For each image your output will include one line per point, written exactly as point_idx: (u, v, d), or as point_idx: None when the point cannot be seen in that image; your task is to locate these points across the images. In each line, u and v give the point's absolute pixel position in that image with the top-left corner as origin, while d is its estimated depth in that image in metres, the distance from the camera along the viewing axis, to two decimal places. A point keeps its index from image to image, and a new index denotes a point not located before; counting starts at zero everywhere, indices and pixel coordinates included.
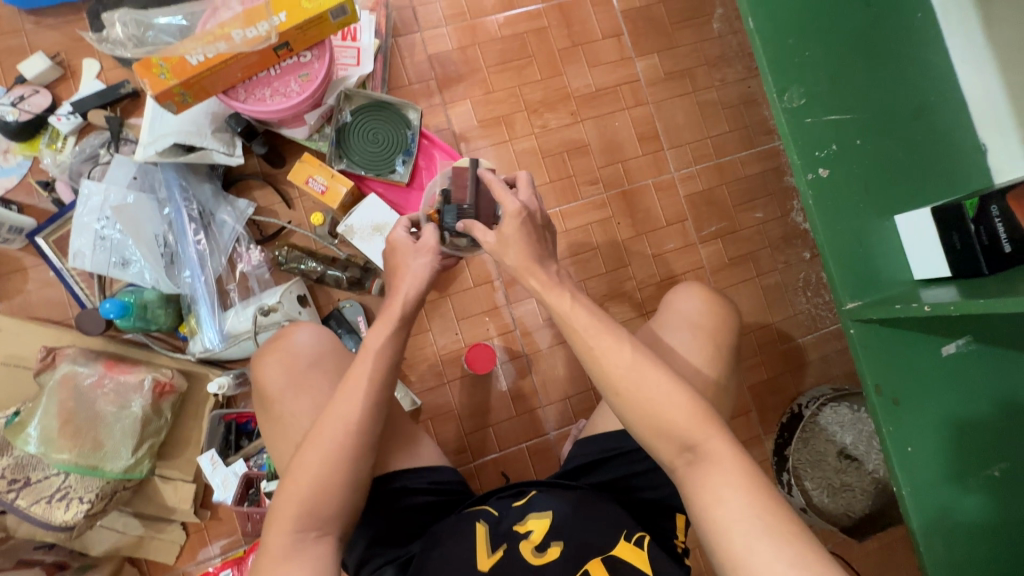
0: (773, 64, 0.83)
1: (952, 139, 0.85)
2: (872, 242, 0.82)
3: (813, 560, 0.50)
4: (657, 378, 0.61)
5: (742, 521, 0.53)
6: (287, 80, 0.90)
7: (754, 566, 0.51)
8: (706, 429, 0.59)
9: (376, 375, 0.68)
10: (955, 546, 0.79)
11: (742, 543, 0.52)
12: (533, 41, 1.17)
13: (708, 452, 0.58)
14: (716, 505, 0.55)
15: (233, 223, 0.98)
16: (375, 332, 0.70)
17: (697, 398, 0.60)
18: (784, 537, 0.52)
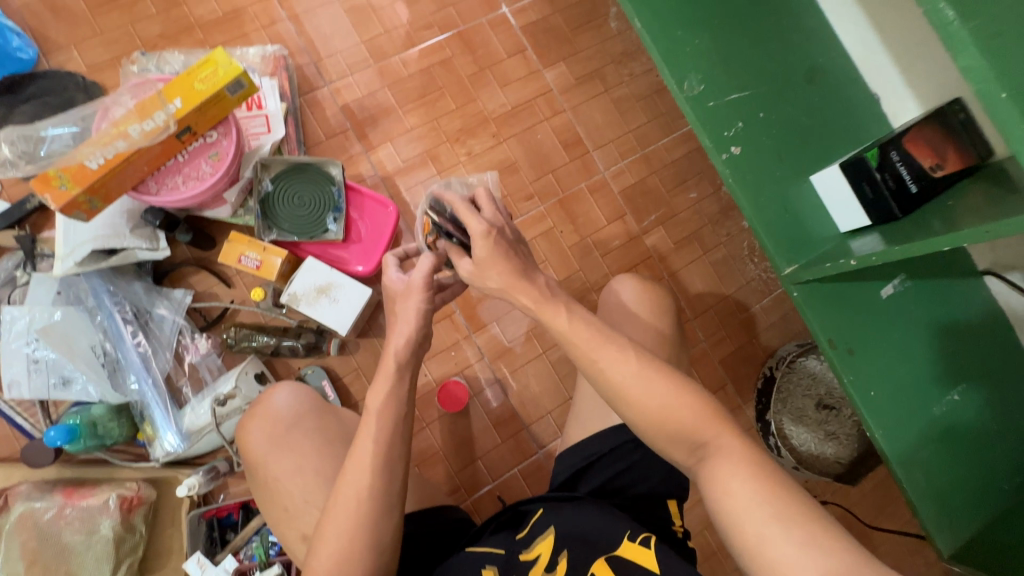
0: (667, 57, 0.86)
1: (846, 94, 0.89)
2: (794, 206, 0.86)
3: (825, 536, 0.49)
4: (634, 382, 0.61)
5: (750, 506, 0.52)
6: (197, 163, 0.89)
7: (769, 551, 0.50)
8: (697, 421, 0.59)
9: (383, 437, 0.64)
10: (934, 474, 0.82)
11: (754, 528, 0.51)
12: (441, 72, 1.18)
13: (710, 445, 0.58)
14: (726, 497, 0.54)
15: (173, 315, 0.95)
16: (375, 389, 0.67)
17: (671, 394, 0.60)
18: (792, 515, 0.51)
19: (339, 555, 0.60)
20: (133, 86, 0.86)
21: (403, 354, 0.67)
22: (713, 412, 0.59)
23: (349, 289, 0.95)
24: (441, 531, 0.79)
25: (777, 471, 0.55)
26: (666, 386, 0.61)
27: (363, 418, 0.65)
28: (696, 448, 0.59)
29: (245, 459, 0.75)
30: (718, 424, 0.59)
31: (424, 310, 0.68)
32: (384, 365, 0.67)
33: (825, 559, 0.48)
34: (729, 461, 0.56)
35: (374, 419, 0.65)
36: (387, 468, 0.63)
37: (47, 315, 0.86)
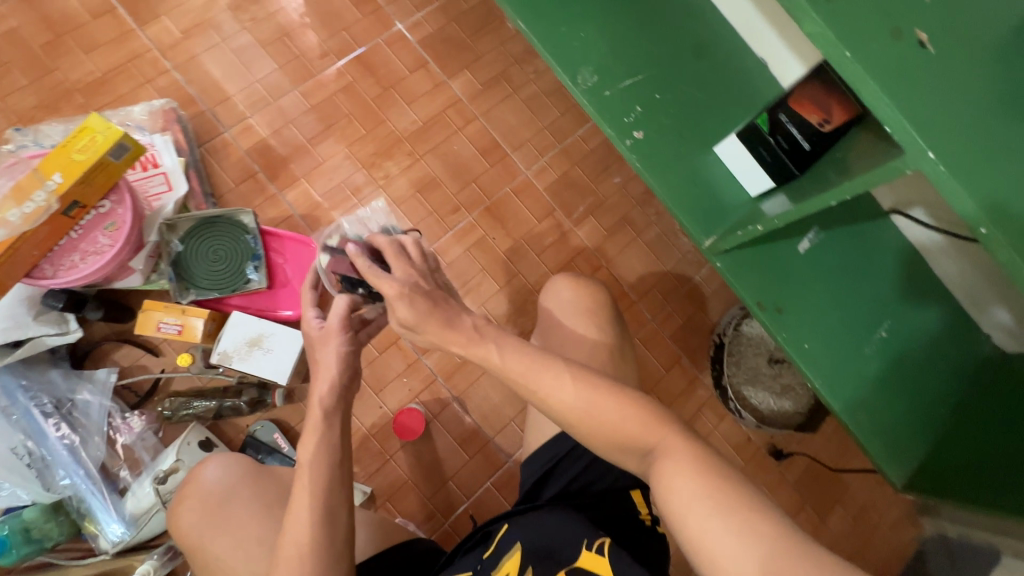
0: (556, 54, 0.87)
1: (735, 63, 0.92)
2: (705, 179, 0.88)
3: (761, 524, 0.49)
4: (562, 392, 0.62)
5: (691, 501, 0.52)
6: (93, 236, 0.84)
7: (709, 542, 0.50)
8: (630, 418, 0.60)
9: (318, 492, 0.62)
10: (876, 412, 0.85)
11: (697, 523, 0.51)
12: (344, 99, 1.16)
13: (647, 442, 0.59)
14: (671, 493, 0.54)
15: (99, 398, 0.90)
16: (304, 444, 0.65)
17: (601, 394, 0.61)
18: (730, 507, 0.51)
19: None
20: (4, 168, 0.81)
21: (329, 400, 0.66)
22: (645, 407, 0.61)
23: (280, 336, 0.92)
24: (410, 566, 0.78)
25: (715, 461, 0.56)
26: (595, 387, 0.62)
27: (295, 476, 0.64)
28: (631, 447, 0.60)
29: (182, 546, 0.74)
30: (647, 419, 0.60)
31: (345, 353, 0.67)
32: (309, 414, 0.66)
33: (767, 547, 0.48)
34: (668, 459, 0.56)
35: (309, 476, 0.63)
36: (329, 524, 0.61)
37: None
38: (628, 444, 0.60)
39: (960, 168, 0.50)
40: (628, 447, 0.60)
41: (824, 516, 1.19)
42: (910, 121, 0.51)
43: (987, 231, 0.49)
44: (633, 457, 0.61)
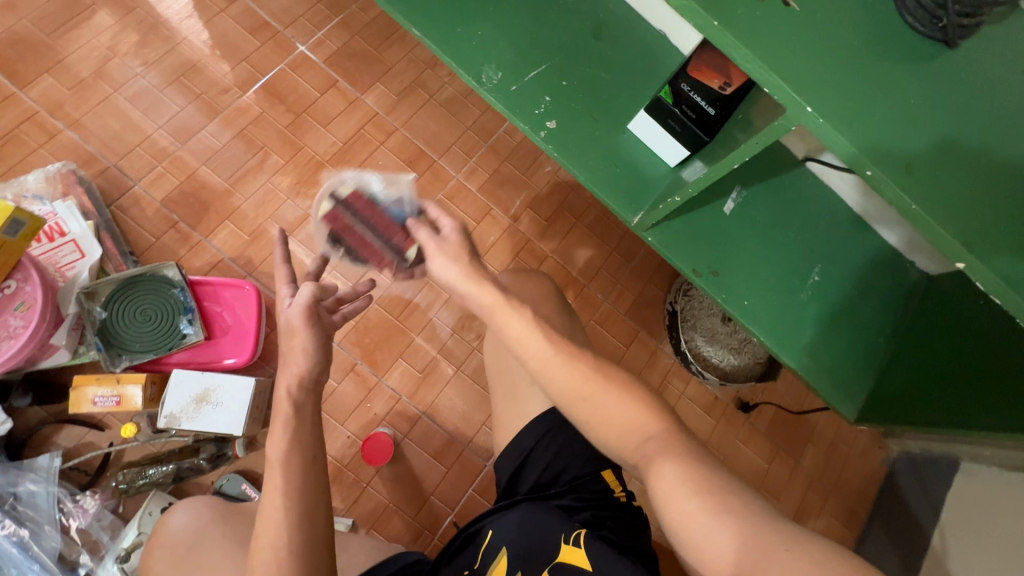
0: (457, 57, 0.86)
1: (635, 38, 0.93)
2: (623, 157, 0.88)
3: (744, 510, 0.49)
4: (550, 368, 0.63)
5: (671, 486, 0.52)
6: (4, 319, 0.79)
7: (686, 525, 0.50)
8: (607, 399, 0.61)
9: (291, 489, 0.60)
10: (820, 354, 0.88)
11: (677, 505, 0.51)
12: (257, 131, 1.12)
13: (636, 424, 0.60)
14: (655, 477, 0.54)
15: (45, 486, 0.85)
16: (272, 442, 0.62)
17: (570, 367, 0.63)
18: (712, 489, 0.51)
19: None
20: None
21: (298, 393, 0.64)
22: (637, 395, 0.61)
23: (229, 386, 0.89)
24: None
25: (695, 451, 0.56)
26: (560, 361, 0.63)
27: (265, 473, 0.61)
28: (625, 431, 0.60)
29: None
30: (634, 405, 0.60)
31: (315, 347, 0.64)
32: (278, 408, 0.63)
33: (749, 532, 0.47)
34: (652, 451, 0.57)
35: (281, 492, 0.60)
36: (301, 567, 0.58)
37: None
38: (613, 430, 0.61)
39: (838, 118, 0.53)
40: (620, 433, 0.60)
41: (798, 457, 1.23)
42: (787, 83, 0.53)
43: (872, 174, 0.52)
44: (616, 442, 0.61)
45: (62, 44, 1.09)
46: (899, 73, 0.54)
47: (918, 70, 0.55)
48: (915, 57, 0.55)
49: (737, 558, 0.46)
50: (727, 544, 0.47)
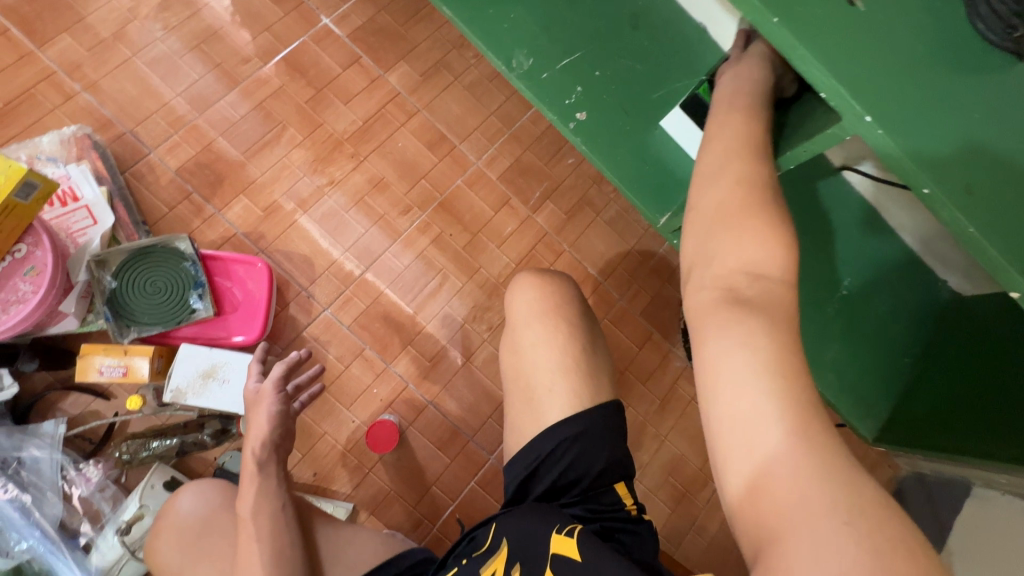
0: (487, 40, 0.83)
1: (674, 30, 0.89)
2: (654, 153, 0.84)
3: (819, 436, 0.39)
4: (712, 158, 0.58)
5: (735, 373, 0.42)
6: (14, 284, 0.78)
7: (744, 422, 0.40)
8: (736, 240, 0.49)
9: (263, 534, 0.66)
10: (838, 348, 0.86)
11: (742, 400, 0.41)
12: (276, 105, 1.09)
13: (766, 262, 0.47)
14: (727, 353, 0.43)
15: (49, 453, 0.85)
16: (244, 496, 0.69)
17: (739, 170, 0.54)
18: (793, 396, 0.40)
19: None
20: None
21: (261, 453, 0.71)
22: (781, 236, 0.48)
23: (236, 364, 0.88)
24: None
25: (794, 335, 0.43)
26: (727, 164, 0.55)
27: (240, 526, 0.67)
28: (762, 275, 0.47)
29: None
30: (770, 239, 0.48)
31: (275, 412, 0.74)
32: (245, 469, 0.70)
33: (815, 456, 0.38)
34: (736, 315, 0.44)
35: (255, 537, 0.66)
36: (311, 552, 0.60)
37: None
38: (715, 259, 0.50)
39: (896, 125, 0.49)
40: (724, 264, 0.49)
41: None
42: (845, 87, 0.49)
43: (930, 192, 0.49)
44: (716, 270, 0.49)
45: (82, 3, 1.06)
46: (964, 86, 0.51)
47: (987, 79, 0.51)
48: (984, 70, 0.51)
49: (793, 484, 0.37)
50: (787, 460, 0.38)
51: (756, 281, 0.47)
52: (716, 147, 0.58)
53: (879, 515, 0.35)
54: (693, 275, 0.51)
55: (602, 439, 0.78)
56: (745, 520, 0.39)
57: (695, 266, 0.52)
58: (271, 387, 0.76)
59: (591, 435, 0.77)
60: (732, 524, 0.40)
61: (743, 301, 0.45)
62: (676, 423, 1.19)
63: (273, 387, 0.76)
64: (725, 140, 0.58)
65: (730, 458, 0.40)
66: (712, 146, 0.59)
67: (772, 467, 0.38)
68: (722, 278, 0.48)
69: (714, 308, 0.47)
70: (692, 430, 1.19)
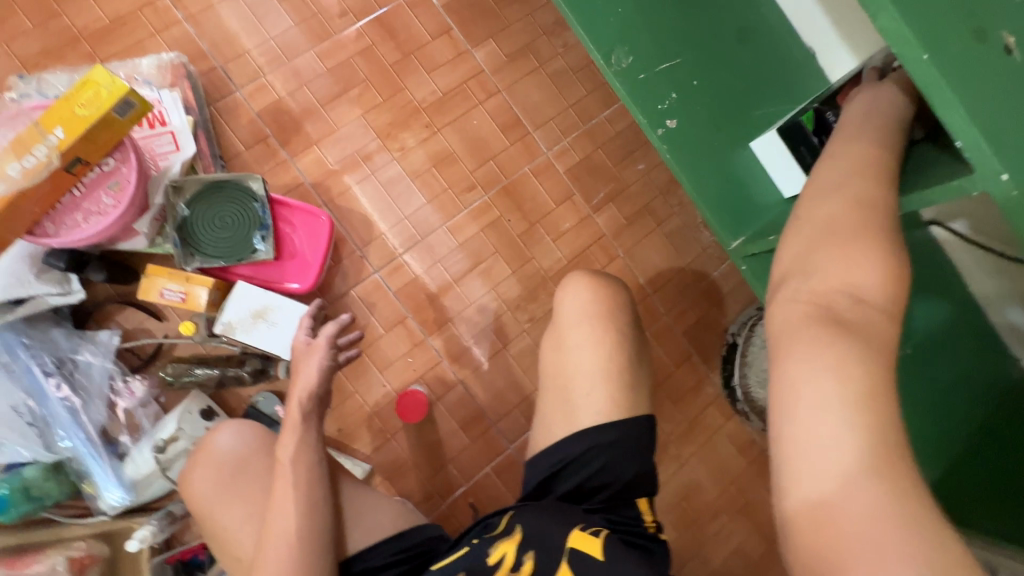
0: (590, 30, 0.80)
1: (779, 51, 0.86)
2: (738, 173, 0.82)
3: (899, 470, 0.40)
4: (831, 175, 0.57)
5: (820, 395, 0.43)
6: (97, 196, 0.81)
7: (822, 442, 0.42)
8: (844, 262, 0.50)
9: (300, 482, 0.68)
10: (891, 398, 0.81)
11: (824, 423, 0.42)
12: (362, 63, 1.10)
13: (871, 289, 0.49)
14: (815, 375, 0.44)
15: (100, 360, 0.89)
16: (284, 442, 0.71)
17: (859, 192, 0.54)
18: (878, 428, 0.41)
19: None
20: (7, 118, 0.77)
21: (307, 403, 0.74)
22: (892, 266, 0.49)
23: (286, 309, 0.90)
24: (409, 555, 0.75)
25: (888, 368, 0.44)
26: (845, 187, 0.55)
27: (276, 472, 0.69)
28: (864, 299, 0.48)
29: (189, 508, 0.72)
30: (879, 271, 0.49)
31: (323, 366, 0.77)
32: (290, 417, 0.73)
33: (891, 490, 0.39)
34: (830, 336, 0.46)
35: (291, 484, 0.67)
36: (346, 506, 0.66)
37: None
38: (818, 277, 0.51)
39: None
40: (826, 283, 0.50)
41: None
42: (990, 143, 0.46)
43: None
44: (815, 287, 0.51)
45: None
46: None
47: None
48: None
49: (860, 508, 0.39)
50: (858, 481, 0.39)
51: (857, 305, 0.48)
52: (833, 164, 0.58)
53: (949, 553, 0.36)
54: (785, 289, 0.53)
55: (635, 451, 0.78)
56: (800, 530, 0.41)
57: (791, 280, 0.53)
58: (321, 339, 0.79)
59: (624, 445, 0.77)
60: (785, 532, 0.42)
61: (840, 321, 0.47)
62: (699, 448, 1.17)
63: (324, 340, 0.79)
64: (848, 162, 0.57)
65: (798, 477, 0.42)
66: (829, 172, 0.58)
67: (844, 491, 0.40)
68: (820, 294, 0.50)
69: (806, 323, 0.48)
70: (714, 459, 1.17)
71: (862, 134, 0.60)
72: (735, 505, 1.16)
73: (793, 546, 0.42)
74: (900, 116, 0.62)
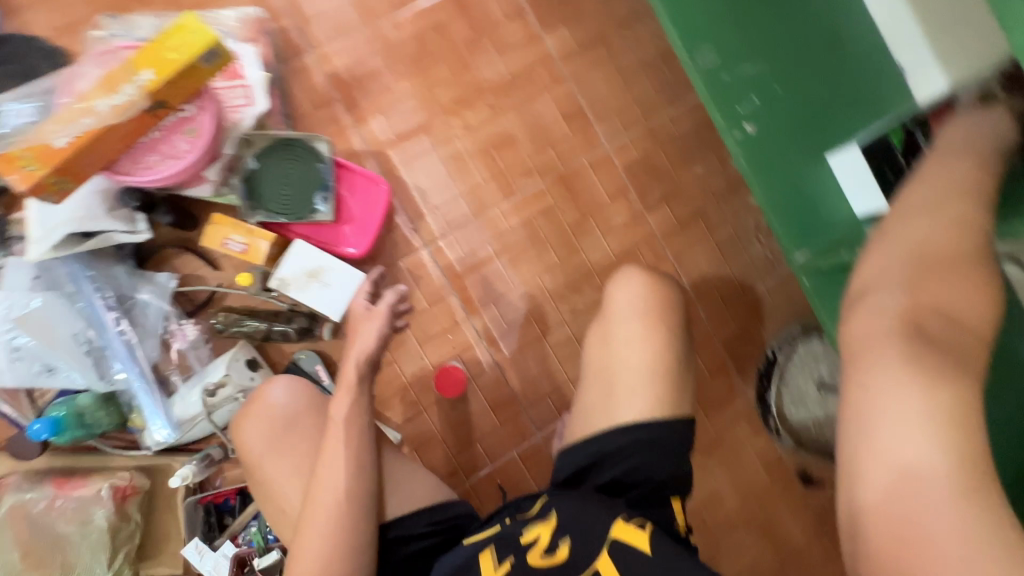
0: (679, 26, 0.79)
1: (869, 63, 0.83)
2: (810, 186, 0.81)
3: (981, 484, 0.41)
4: (923, 193, 0.58)
5: (903, 406, 0.44)
6: (174, 140, 0.83)
7: (903, 452, 0.43)
8: (934, 280, 0.51)
9: (352, 442, 0.70)
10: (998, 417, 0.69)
11: (906, 433, 0.43)
12: (434, 37, 1.10)
13: (959, 309, 0.50)
14: (899, 386, 0.45)
15: (157, 299, 0.91)
16: (338, 402, 0.74)
17: (952, 212, 0.54)
18: (961, 442, 0.42)
19: (323, 558, 0.65)
20: (98, 55, 0.79)
21: (363, 365, 0.77)
22: (979, 289, 0.50)
23: (339, 272, 0.92)
24: (441, 527, 0.76)
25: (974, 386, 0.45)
26: (938, 206, 0.55)
27: (328, 430, 0.71)
28: (955, 320, 0.49)
29: (239, 457, 0.76)
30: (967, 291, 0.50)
31: (383, 332, 0.81)
32: (345, 379, 0.75)
33: (973, 503, 0.40)
34: (916, 351, 0.47)
35: (343, 443, 0.70)
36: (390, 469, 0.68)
37: (25, 302, 0.82)
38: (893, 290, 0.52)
39: None
40: (908, 299, 0.51)
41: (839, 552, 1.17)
42: None
43: None
44: (899, 299, 0.51)
45: None
46: None
47: None
48: None
49: (940, 517, 0.40)
50: (939, 486, 0.41)
51: (945, 322, 0.49)
52: (921, 182, 0.59)
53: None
54: (869, 300, 0.53)
55: (672, 452, 0.77)
56: (875, 529, 0.43)
57: (873, 291, 0.54)
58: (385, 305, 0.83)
59: (662, 445, 0.77)
60: (857, 533, 0.44)
61: (928, 337, 0.48)
62: (724, 459, 1.16)
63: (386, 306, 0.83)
64: (942, 183, 0.57)
65: (874, 482, 0.44)
66: (919, 191, 0.58)
67: (924, 499, 0.41)
68: (908, 307, 0.51)
69: (886, 336, 0.49)
70: (738, 472, 1.16)
71: (959, 156, 0.60)
72: (753, 521, 1.16)
73: (862, 540, 0.44)
74: (1001, 142, 0.62)
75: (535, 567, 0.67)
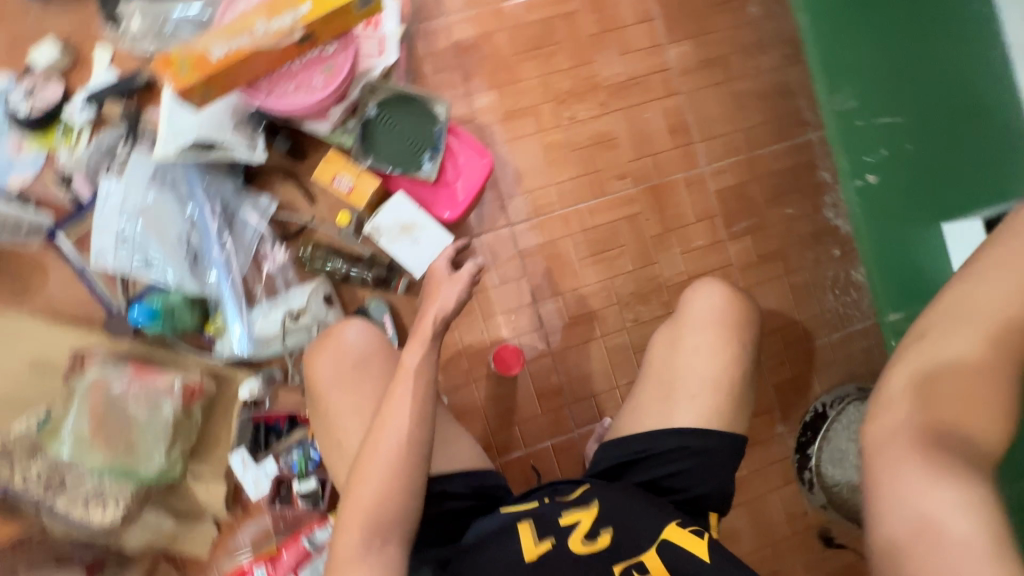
0: (824, 81, 1.04)
1: (1005, 147, 0.94)
2: (911, 244, 0.95)
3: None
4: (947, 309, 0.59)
5: (912, 504, 0.51)
6: (311, 73, 0.86)
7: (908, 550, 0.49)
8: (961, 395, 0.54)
9: (418, 391, 0.72)
10: None
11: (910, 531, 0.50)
12: (561, 26, 1.11)
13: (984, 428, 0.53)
14: (915, 491, 0.51)
15: (257, 222, 0.96)
16: (411, 349, 0.74)
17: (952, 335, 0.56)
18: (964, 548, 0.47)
19: (379, 491, 0.68)
20: None
21: (439, 325, 0.76)
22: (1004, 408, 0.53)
23: (431, 231, 0.95)
24: (479, 492, 0.79)
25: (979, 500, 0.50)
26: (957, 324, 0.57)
27: (398, 374, 0.73)
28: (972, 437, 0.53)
29: (308, 387, 0.80)
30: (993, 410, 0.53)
31: (462, 297, 0.78)
32: (420, 330, 0.75)
33: None
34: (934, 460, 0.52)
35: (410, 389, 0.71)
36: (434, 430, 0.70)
37: (142, 196, 0.89)
38: (943, 367, 0.56)
39: None
40: (953, 379, 0.55)
41: None
42: None
43: None
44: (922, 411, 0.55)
45: None
46: None
47: None
48: None
49: None
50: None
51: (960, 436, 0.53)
52: (965, 291, 0.58)
53: None
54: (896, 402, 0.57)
55: (718, 470, 0.78)
56: None
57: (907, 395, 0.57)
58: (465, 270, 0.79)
59: (710, 458, 0.78)
60: None
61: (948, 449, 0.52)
62: (750, 500, 1.16)
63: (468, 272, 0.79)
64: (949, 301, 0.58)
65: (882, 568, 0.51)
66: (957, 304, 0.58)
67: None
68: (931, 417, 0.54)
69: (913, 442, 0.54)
70: (760, 516, 1.16)
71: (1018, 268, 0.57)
72: (765, 567, 1.15)
73: None
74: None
75: (579, 551, 0.69)
